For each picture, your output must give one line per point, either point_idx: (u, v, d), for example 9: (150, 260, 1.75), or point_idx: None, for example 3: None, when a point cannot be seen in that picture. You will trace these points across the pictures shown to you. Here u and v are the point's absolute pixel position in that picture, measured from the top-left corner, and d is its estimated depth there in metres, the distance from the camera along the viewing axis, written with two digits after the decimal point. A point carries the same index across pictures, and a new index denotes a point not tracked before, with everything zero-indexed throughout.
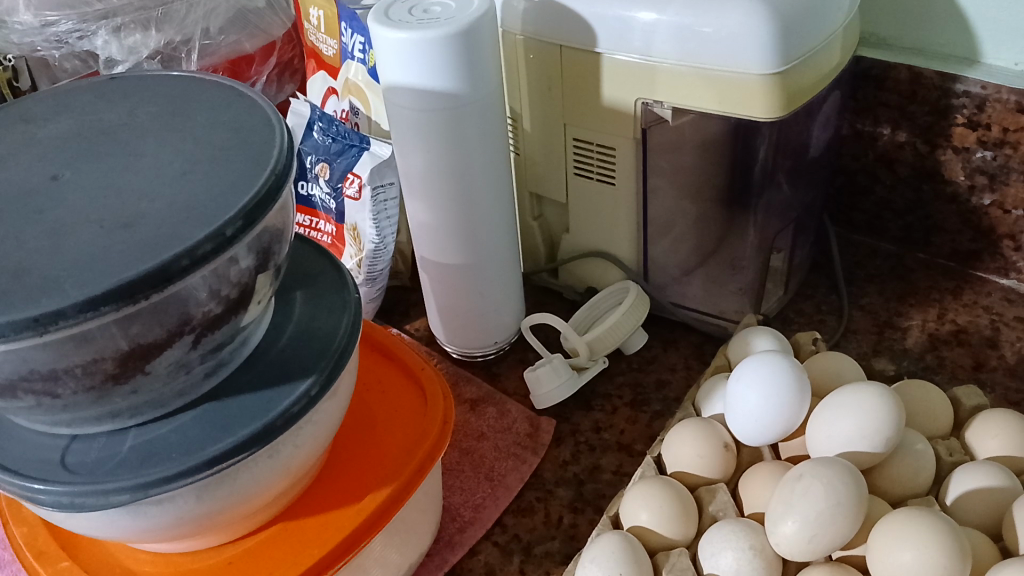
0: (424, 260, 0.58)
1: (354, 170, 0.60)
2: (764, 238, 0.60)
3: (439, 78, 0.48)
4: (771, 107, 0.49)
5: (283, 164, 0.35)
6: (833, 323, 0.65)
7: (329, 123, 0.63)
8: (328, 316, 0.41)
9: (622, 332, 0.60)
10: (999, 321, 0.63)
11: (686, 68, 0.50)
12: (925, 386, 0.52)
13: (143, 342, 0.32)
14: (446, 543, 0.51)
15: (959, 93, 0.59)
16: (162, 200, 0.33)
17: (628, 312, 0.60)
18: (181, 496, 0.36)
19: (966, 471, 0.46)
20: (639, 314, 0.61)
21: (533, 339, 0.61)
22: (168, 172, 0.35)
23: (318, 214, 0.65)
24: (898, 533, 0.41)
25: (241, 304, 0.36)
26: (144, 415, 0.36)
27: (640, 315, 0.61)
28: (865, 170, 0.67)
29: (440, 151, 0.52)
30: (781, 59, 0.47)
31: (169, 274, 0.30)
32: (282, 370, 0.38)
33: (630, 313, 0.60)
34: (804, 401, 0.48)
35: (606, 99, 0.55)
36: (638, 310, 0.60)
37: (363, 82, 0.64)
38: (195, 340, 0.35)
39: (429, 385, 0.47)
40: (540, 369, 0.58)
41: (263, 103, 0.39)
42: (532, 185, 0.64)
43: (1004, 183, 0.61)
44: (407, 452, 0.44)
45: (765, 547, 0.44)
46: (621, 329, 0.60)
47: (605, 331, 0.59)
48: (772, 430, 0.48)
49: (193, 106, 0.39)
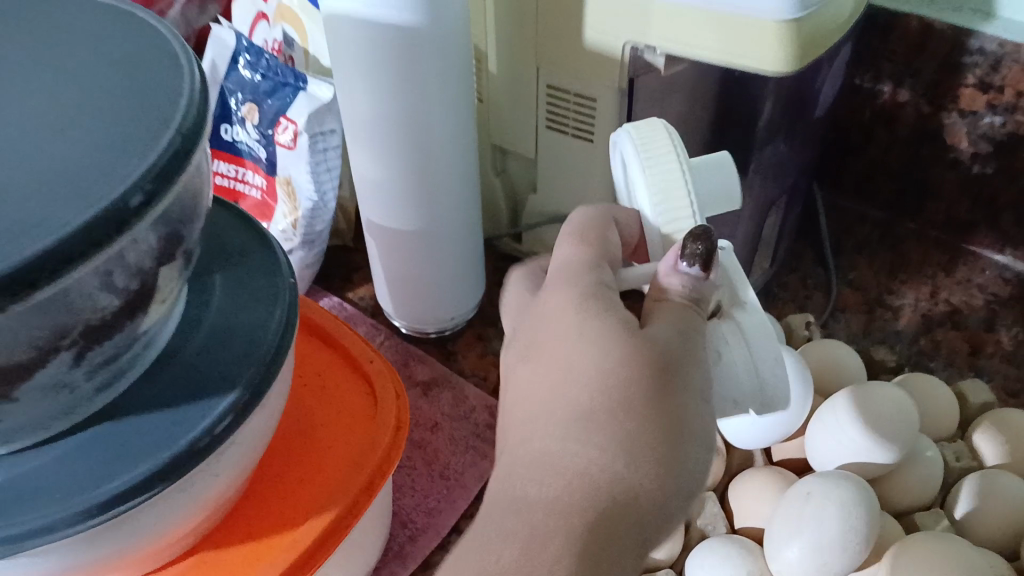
0: (371, 223, 0.50)
1: (287, 113, 0.51)
2: (757, 207, 0.54)
3: (391, 8, 0.40)
4: (784, 63, 0.41)
5: (193, 120, 0.27)
6: (820, 299, 0.59)
7: (257, 55, 0.53)
8: (253, 308, 0.33)
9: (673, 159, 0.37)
10: (995, 303, 0.58)
11: (688, 5, 0.42)
12: (928, 378, 0.47)
13: (4, 364, 0.24)
14: (395, 554, 0.44)
15: (972, 50, 0.53)
16: (22, 167, 0.25)
17: (651, 176, 0.36)
18: (63, 549, 0.28)
19: (983, 480, 0.42)
20: (652, 136, 0.38)
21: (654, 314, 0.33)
22: (34, 127, 0.26)
23: (245, 162, 0.55)
24: (918, 559, 0.36)
25: (140, 305, 0.28)
26: (18, 441, 0.28)
27: (657, 138, 0.38)
28: (859, 128, 0.61)
29: (393, 95, 0.43)
30: (800, 5, 0.40)
31: (39, 274, 0.23)
32: (198, 379, 0.31)
33: (656, 175, 0.36)
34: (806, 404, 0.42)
35: (589, 41, 0.46)
36: (643, 131, 0.38)
37: (297, 7, 0.53)
38: (77, 356, 0.26)
39: (378, 381, 0.40)
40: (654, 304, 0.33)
41: (164, 30, 0.30)
42: (495, 137, 0.56)
43: (1012, 151, 0.55)
44: (351, 466, 0.37)
45: (764, 573, 0.39)
46: (669, 197, 0.36)
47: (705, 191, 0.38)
48: (798, 414, 0.41)
49: (73, 27, 0.30)
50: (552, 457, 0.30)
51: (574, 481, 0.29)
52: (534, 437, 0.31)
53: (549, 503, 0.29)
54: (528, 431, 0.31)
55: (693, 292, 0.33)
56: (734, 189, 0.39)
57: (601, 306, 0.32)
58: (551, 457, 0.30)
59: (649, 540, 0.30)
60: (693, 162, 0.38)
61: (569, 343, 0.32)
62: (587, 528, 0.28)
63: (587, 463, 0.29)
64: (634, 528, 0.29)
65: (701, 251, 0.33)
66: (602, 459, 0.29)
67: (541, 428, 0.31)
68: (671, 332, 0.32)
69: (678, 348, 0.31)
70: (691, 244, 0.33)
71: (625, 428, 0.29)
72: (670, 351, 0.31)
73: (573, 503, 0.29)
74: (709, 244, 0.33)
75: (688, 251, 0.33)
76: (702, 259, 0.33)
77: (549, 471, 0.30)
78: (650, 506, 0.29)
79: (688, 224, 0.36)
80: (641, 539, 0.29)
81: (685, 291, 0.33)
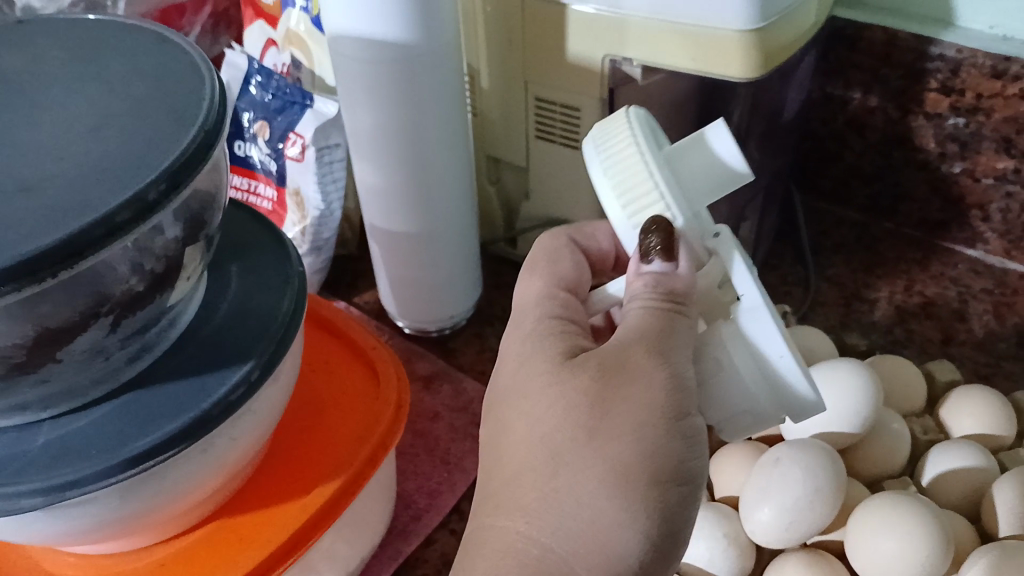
0: (375, 228, 0.54)
1: (296, 129, 0.55)
2: (733, 207, 0.57)
3: (388, 26, 0.44)
4: (747, 68, 0.44)
5: (213, 119, 0.31)
6: (799, 295, 0.63)
7: (268, 76, 0.57)
8: (266, 293, 0.37)
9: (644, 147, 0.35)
10: (967, 294, 0.61)
11: (659, 23, 0.45)
12: (896, 360, 0.50)
13: (52, 325, 0.29)
14: (399, 533, 0.47)
15: (933, 56, 0.54)
16: (67, 160, 0.29)
17: (610, 174, 0.35)
18: (101, 499, 0.32)
19: (945, 450, 0.45)
20: (612, 135, 0.36)
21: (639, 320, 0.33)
22: (78, 129, 0.30)
23: (257, 176, 0.59)
24: (880, 520, 0.39)
25: (166, 280, 0.33)
26: (59, 406, 0.32)
27: (616, 135, 0.35)
28: (833, 135, 0.62)
29: (390, 107, 0.47)
30: (761, 15, 0.43)
31: (80, 247, 0.26)
32: (216, 352, 0.34)
33: (613, 171, 0.34)
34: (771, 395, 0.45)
35: (571, 55, 0.50)
36: (603, 133, 0.36)
37: (305, 33, 0.57)
38: (114, 322, 0.31)
39: (381, 366, 0.44)
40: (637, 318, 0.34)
41: (188, 48, 0.35)
42: (489, 148, 0.60)
43: (975, 150, 0.57)
44: (355, 441, 0.41)
45: (738, 535, 0.42)
46: (632, 192, 0.34)
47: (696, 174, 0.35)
48: None
49: (111, 51, 0.34)
50: (523, 516, 0.32)
51: (555, 524, 0.31)
52: (503, 505, 0.33)
53: (529, 561, 0.31)
54: (495, 498, 0.33)
55: (660, 289, 0.33)
56: (725, 165, 0.35)
57: (539, 357, 0.35)
58: (522, 514, 0.32)
59: (657, 538, 0.31)
60: (667, 151, 0.36)
61: (521, 396, 0.34)
62: (579, 557, 0.31)
63: (559, 500, 0.31)
64: (632, 530, 0.31)
65: (657, 243, 0.33)
66: (571, 487, 0.31)
67: (509, 489, 0.33)
68: (624, 338, 0.33)
69: (627, 354, 0.33)
70: (645, 239, 0.33)
71: (585, 447, 0.31)
72: (611, 362, 0.33)
73: (558, 547, 0.31)
74: (665, 236, 0.33)
75: (644, 248, 0.33)
76: (660, 252, 0.33)
77: (520, 504, 0.32)
78: (643, 505, 0.31)
79: (658, 210, 0.33)
80: (646, 536, 0.31)
81: (654, 291, 0.33)
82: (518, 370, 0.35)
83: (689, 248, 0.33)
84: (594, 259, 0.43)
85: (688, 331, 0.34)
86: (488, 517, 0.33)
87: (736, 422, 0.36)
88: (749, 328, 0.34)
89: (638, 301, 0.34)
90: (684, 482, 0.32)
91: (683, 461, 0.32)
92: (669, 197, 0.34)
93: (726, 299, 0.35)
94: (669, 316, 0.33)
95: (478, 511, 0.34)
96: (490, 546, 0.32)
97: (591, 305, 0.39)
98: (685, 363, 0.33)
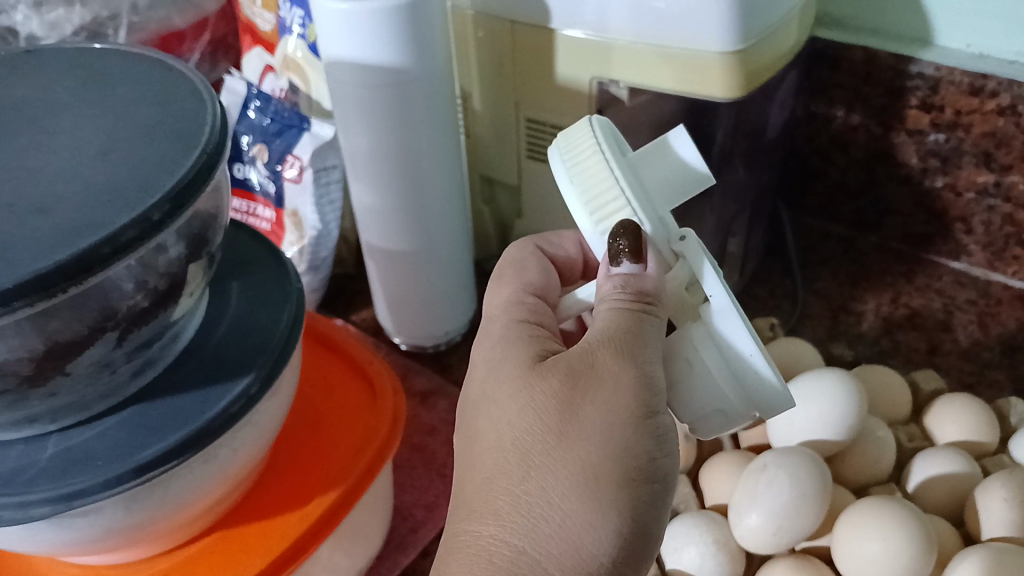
0: (370, 247, 0.55)
1: (294, 151, 0.56)
2: (720, 223, 0.59)
3: (381, 53, 0.46)
4: (729, 89, 0.46)
5: (214, 142, 0.32)
6: (787, 308, 0.64)
7: (266, 101, 0.58)
8: (265, 309, 0.38)
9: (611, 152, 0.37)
10: (952, 305, 0.62)
11: (644, 46, 0.47)
12: (881, 369, 0.51)
13: (61, 340, 0.30)
14: (396, 545, 0.48)
15: (913, 74, 0.54)
16: (76, 183, 0.31)
17: (577, 181, 0.36)
18: (107, 508, 0.33)
19: (929, 456, 0.46)
20: (576, 144, 0.37)
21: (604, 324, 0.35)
22: (87, 153, 0.32)
23: (256, 198, 0.61)
24: (865, 523, 0.40)
25: (170, 297, 0.34)
26: (66, 419, 0.33)
27: (580, 143, 0.37)
28: (818, 152, 0.62)
29: (385, 130, 0.49)
30: (740, 37, 0.44)
31: (87, 264, 0.28)
32: (217, 366, 0.36)
33: (579, 179, 0.36)
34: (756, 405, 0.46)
35: (560, 77, 0.52)
36: (567, 143, 0.38)
37: (302, 59, 0.59)
38: (120, 337, 0.33)
39: (378, 380, 0.46)
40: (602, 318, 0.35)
41: (193, 76, 0.36)
42: (483, 168, 0.62)
43: (957, 165, 0.56)
44: (353, 452, 0.42)
45: (728, 540, 0.43)
46: (599, 197, 0.36)
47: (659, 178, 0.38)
48: None
49: (116, 79, 0.36)
50: (496, 520, 0.33)
51: (528, 526, 0.32)
52: (475, 510, 0.34)
53: (503, 564, 0.32)
54: (468, 504, 0.34)
55: (630, 289, 0.35)
56: (687, 169, 0.38)
57: (509, 364, 0.36)
58: (495, 518, 0.33)
59: (630, 536, 0.33)
60: (630, 157, 0.38)
61: (492, 402, 0.36)
62: (552, 557, 0.32)
63: (531, 502, 0.33)
64: (604, 529, 0.32)
65: (625, 245, 0.34)
66: (543, 489, 0.33)
67: (482, 494, 0.34)
68: (594, 340, 0.35)
69: (595, 356, 0.34)
70: (615, 241, 0.34)
71: (555, 448, 0.33)
72: (579, 365, 0.34)
73: (531, 548, 0.32)
74: (633, 237, 0.34)
75: (613, 250, 0.34)
76: (629, 253, 0.34)
77: (495, 509, 0.33)
78: (614, 504, 0.32)
79: (626, 215, 0.35)
80: (619, 535, 0.32)
81: (624, 290, 0.35)
82: (489, 376, 0.37)
83: (656, 252, 0.35)
84: (560, 265, 0.46)
85: (657, 330, 0.35)
86: (461, 524, 0.34)
87: (707, 422, 0.37)
88: (720, 327, 0.35)
89: (611, 301, 0.35)
90: (656, 481, 0.34)
91: (652, 460, 0.33)
92: (634, 201, 0.35)
93: (696, 301, 0.36)
94: (639, 316, 0.34)
95: (452, 517, 0.35)
96: (463, 551, 0.33)
97: (562, 310, 0.41)
98: (654, 361, 0.34)
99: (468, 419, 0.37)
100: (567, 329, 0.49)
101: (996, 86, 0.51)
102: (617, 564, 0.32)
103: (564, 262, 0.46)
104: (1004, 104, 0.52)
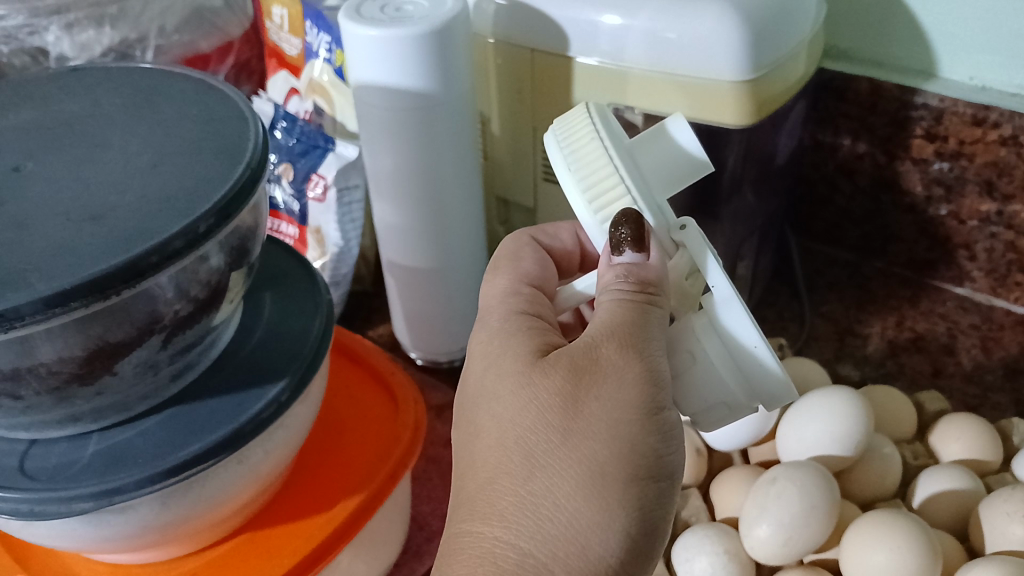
0: (391, 263, 0.57)
1: (318, 171, 0.58)
2: (730, 245, 0.61)
3: (409, 78, 0.48)
4: (741, 115, 0.48)
5: (257, 159, 0.34)
6: (796, 329, 0.68)
7: (293, 122, 0.60)
8: (297, 318, 0.40)
9: (614, 138, 0.39)
10: (956, 329, 0.63)
11: (658, 74, 0.49)
12: (889, 391, 0.53)
13: (110, 341, 0.32)
14: (413, 553, 0.49)
15: (917, 105, 0.56)
16: (128, 194, 0.32)
17: (577, 170, 0.38)
18: (144, 505, 0.35)
19: (933, 473, 0.47)
20: (576, 134, 0.40)
21: (606, 317, 0.36)
22: (136, 166, 0.34)
23: (281, 215, 0.63)
24: (872, 535, 0.42)
25: (211, 302, 0.36)
26: (107, 419, 0.35)
27: (580, 133, 0.39)
28: (824, 180, 0.64)
29: (408, 151, 0.51)
30: (751, 67, 0.46)
31: (139, 270, 0.29)
32: (251, 372, 0.37)
33: (581, 170, 0.38)
34: (768, 418, 0.48)
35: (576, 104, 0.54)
36: (565, 131, 0.40)
37: (327, 82, 0.61)
38: (164, 340, 0.34)
39: (399, 391, 0.47)
40: (603, 310, 0.37)
41: (235, 95, 0.38)
42: (500, 191, 0.64)
43: (960, 194, 0.58)
44: (376, 460, 0.44)
45: (738, 552, 0.44)
46: (598, 186, 0.38)
47: (663, 164, 0.40)
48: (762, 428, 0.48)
49: (161, 98, 0.38)
50: (500, 521, 0.34)
51: (533, 527, 0.34)
52: (479, 511, 0.35)
53: (508, 565, 0.33)
54: (472, 505, 0.36)
55: (632, 278, 0.36)
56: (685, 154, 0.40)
57: (510, 361, 0.37)
58: (500, 519, 0.34)
59: (634, 532, 0.34)
60: (628, 143, 0.40)
61: (494, 398, 0.37)
62: (558, 558, 0.33)
63: (537, 502, 0.34)
64: (609, 526, 0.33)
65: (627, 234, 0.36)
66: (547, 488, 0.34)
67: (484, 495, 0.35)
68: (598, 334, 0.36)
69: (599, 350, 0.35)
70: (616, 229, 0.36)
71: (560, 446, 0.34)
72: (581, 362, 0.35)
73: (536, 550, 0.33)
74: (634, 226, 0.36)
75: (615, 239, 0.36)
76: (630, 242, 0.36)
77: (499, 510, 0.35)
78: (621, 503, 0.34)
79: (628, 204, 0.37)
80: (625, 534, 0.34)
81: (627, 280, 0.36)
82: (489, 372, 0.38)
83: (659, 242, 0.37)
84: (557, 256, 0.48)
85: (659, 319, 0.37)
86: (465, 525, 0.35)
87: (710, 415, 0.38)
88: (722, 316, 0.36)
89: (613, 291, 0.37)
90: (661, 478, 0.35)
91: (656, 457, 0.35)
92: (633, 190, 0.37)
93: (695, 290, 0.39)
94: (642, 306, 0.36)
95: (454, 518, 0.36)
96: (468, 553, 0.34)
97: (559, 303, 0.43)
98: (658, 353, 0.36)
99: (469, 417, 0.39)
100: (566, 321, 0.52)
101: (998, 117, 0.53)
102: (624, 562, 0.34)
103: (560, 252, 0.48)
104: (1006, 134, 0.53)
